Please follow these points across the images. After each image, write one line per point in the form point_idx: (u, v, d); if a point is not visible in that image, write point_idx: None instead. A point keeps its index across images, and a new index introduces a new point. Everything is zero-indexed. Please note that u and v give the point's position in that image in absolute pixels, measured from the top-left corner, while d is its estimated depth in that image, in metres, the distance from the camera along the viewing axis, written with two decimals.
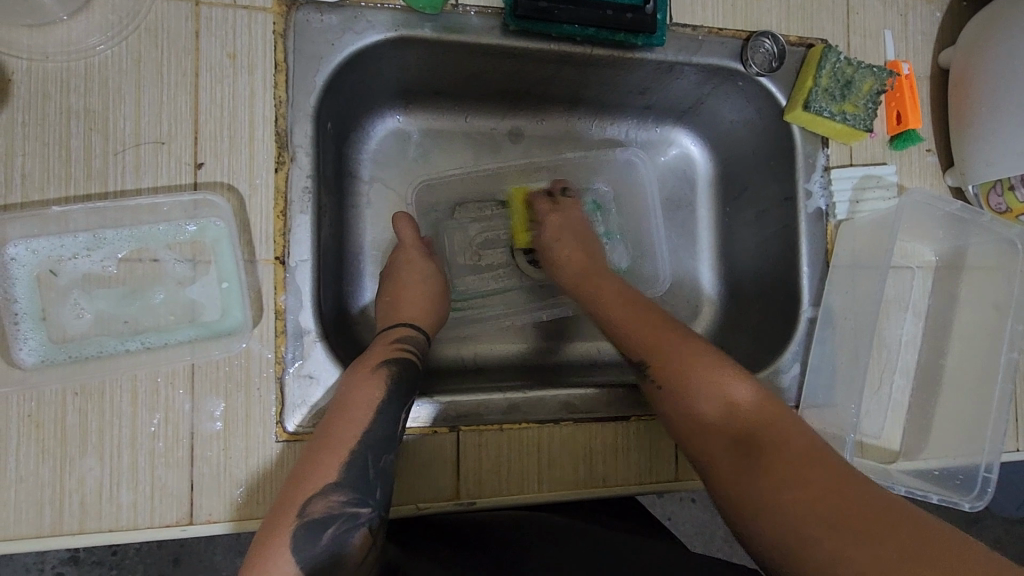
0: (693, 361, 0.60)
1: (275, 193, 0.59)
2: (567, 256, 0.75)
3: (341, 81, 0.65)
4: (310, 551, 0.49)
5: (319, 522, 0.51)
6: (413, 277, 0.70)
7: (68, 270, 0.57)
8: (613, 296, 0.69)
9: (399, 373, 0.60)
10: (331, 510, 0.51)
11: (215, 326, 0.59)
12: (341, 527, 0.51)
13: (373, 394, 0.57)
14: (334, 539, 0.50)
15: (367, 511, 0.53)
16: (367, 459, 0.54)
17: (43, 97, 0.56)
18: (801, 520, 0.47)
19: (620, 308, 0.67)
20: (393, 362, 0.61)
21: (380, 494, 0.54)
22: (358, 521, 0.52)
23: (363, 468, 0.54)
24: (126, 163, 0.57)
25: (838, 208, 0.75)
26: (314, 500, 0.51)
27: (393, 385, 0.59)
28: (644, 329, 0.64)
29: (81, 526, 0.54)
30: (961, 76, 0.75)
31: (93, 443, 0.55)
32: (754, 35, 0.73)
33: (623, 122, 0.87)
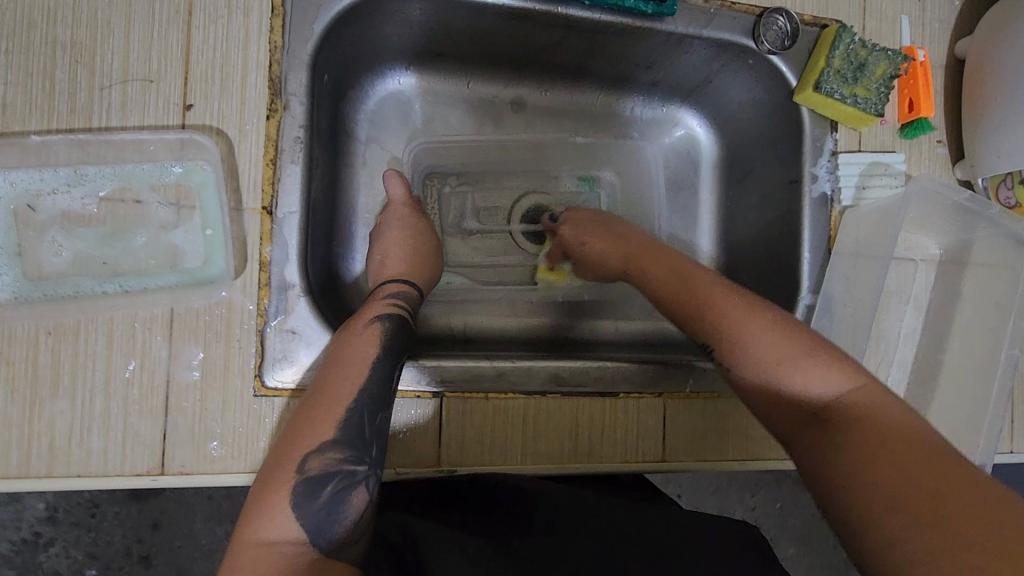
0: (750, 329, 0.56)
1: (265, 141, 0.58)
2: (602, 254, 0.71)
3: (340, 33, 0.63)
4: (307, 508, 0.48)
5: (314, 479, 0.49)
6: (402, 234, 0.68)
7: (46, 206, 0.55)
8: (664, 271, 0.65)
9: (393, 331, 0.59)
10: (327, 467, 0.49)
11: (197, 274, 0.57)
12: (338, 485, 0.49)
13: (367, 350, 0.56)
14: (332, 497, 0.49)
15: (363, 469, 0.51)
16: (362, 417, 0.52)
17: (30, 25, 0.54)
18: (881, 493, 0.42)
19: (674, 282, 0.63)
20: (386, 319, 0.59)
21: (376, 451, 0.52)
22: (355, 479, 0.50)
23: (359, 427, 0.52)
24: (112, 99, 0.55)
25: (845, 193, 0.73)
26: (309, 457, 0.50)
27: (388, 341, 0.58)
28: (698, 299, 0.60)
29: (49, 470, 0.53)
30: (977, 65, 0.73)
31: (65, 385, 0.54)
32: (768, 11, 0.71)
33: (630, 100, 0.85)
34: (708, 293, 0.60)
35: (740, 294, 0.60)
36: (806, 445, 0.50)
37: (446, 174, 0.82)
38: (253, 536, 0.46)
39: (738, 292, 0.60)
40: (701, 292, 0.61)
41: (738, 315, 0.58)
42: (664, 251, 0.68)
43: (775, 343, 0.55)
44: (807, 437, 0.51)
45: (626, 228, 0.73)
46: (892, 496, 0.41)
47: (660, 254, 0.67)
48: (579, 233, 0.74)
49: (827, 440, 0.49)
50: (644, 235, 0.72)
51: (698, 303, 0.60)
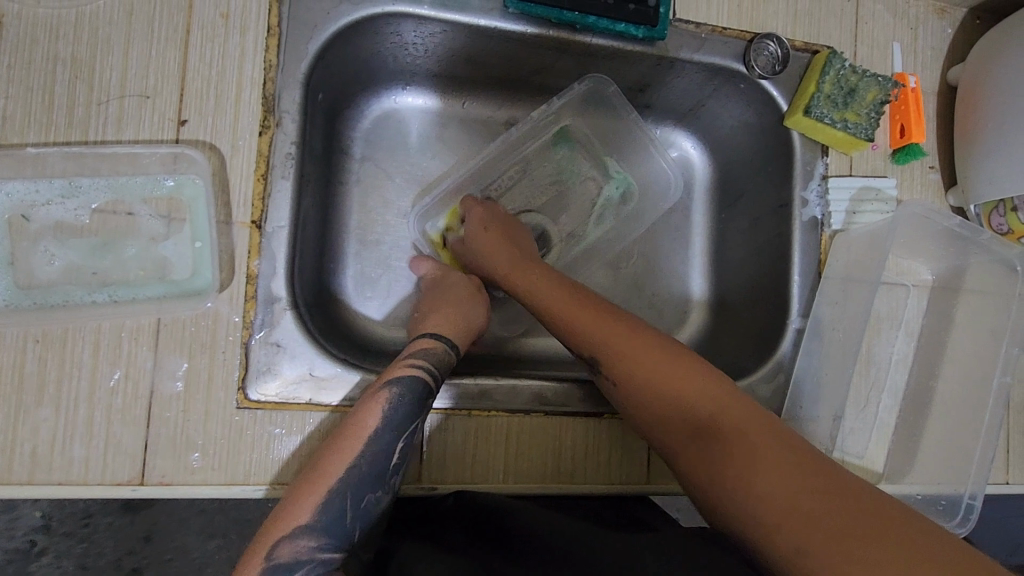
0: (614, 350, 0.60)
1: (258, 157, 0.59)
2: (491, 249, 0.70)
3: (336, 52, 0.64)
4: None
5: (285, 567, 0.48)
6: (443, 299, 0.69)
7: (40, 216, 0.57)
8: (540, 283, 0.66)
9: (400, 397, 0.57)
10: (298, 555, 0.49)
11: (185, 285, 0.58)
12: (309, 573, 0.49)
13: (368, 423, 0.55)
14: None
15: (339, 557, 0.51)
16: (347, 501, 0.52)
17: (31, 42, 0.56)
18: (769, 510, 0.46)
19: (553, 301, 0.65)
20: (394, 382, 0.57)
21: (358, 534, 0.53)
22: (330, 568, 0.50)
23: (342, 509, 0.51)
24: (108, 114, 0.57)
25: (834, 218, 0.73)
26: (282, 543, 0.49)
27: (393, 413, 0.56)
28: (573, 317, 0.63)
29: (31, 477, 0.53)
30: (968, 92, 0.73)
31: (50, 394, 0.54)
32: (759, 37, 0.72)
33: (595, 76, 0.75)
34: (577, 312, 0.63)
35: (604, 310, 0.63)
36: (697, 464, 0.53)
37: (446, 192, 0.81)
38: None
39: (598, 311, 0.63)
40: (570, 308, 0.63)
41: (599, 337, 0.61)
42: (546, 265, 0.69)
43: (651, 367, 0.58)
44: (695, 460, 0.53)
45: (521, 235, 0.73)
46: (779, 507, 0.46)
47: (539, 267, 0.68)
48: (476, 231, 0.71)
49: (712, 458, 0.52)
50: (531, 250, 0.72)
51: (572, 322, 0.63)
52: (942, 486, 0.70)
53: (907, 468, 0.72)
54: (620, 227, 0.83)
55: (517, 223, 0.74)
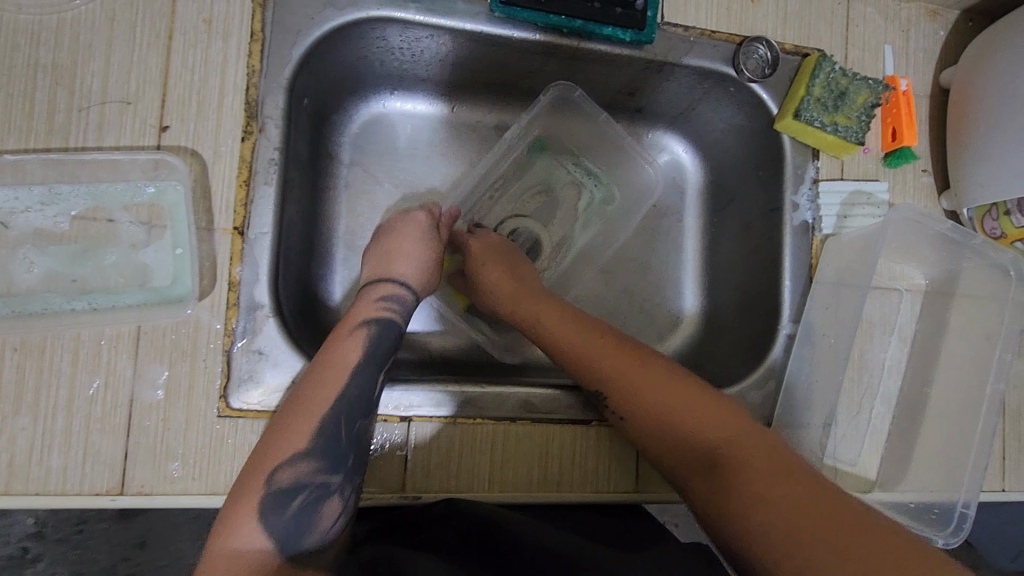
0: (628, 376, 0.60)
1: (240, 162, 0.58)
2: (494, 278, 0.69)
3: (321, 57, 0.64)
4: (278, 516, 0.48)
5: (286, 490, 0.49)
6: (409, 239, 0.66)
7: (20, 223, 0.56)
8: (550, 314, 0.65)
9: (378, 334, 0.59)
10: (298, 479, 0.50)
11: (166, 292, 0.58)
12: (308, 498, 0.49)
13: (349, 355, 0.56)
14: (301, 510, 0.49)
15: (338, 480, 0.51)
16: (339, 429, 0.52)
17: (12, 48, 0.56)
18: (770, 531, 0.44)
19: (561, 332, 0.64)
20: (371, 321, 0.59)
21: (353, 459, 0.53)
22: (329, 489, 0.51)
23: (334, 437, 0.52)
24: (89, 120, 0.57)
25: (825, 222, 0.72)
26: (281, 467, 0.50)
27: (374, 345, 0.58)
28: (587, 347, 0.62)
29: (8, 487, 0.53)
30: (960, 94, 0.72)
31: (28, 403, 0.54)
32: (749, 40, 0.71)
33: (555, 84, 0.74)
34: (590, 343, 0.63)
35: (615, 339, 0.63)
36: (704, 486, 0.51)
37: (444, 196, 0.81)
38: (225, 545, 0.46)
39: (609, 339, 0.63)
40: (581, 338, 0.63)
41: (613, 362, 0.61)
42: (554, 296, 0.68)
43: (659, 394, 0.58)
44: (703, 483, 0.52)
45: (527, 269, 0.71)
46: (782, 530, 0.43)
47: (547, 298, 0.68)
48: (480, 256, 0.71)
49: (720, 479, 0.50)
50: (537, 282, 0.71)
51: (581, 350, 0.62)
52: (935, 494, 0.69)
53: (900, 475, 0.71)
54: (608, 231, 0.83)
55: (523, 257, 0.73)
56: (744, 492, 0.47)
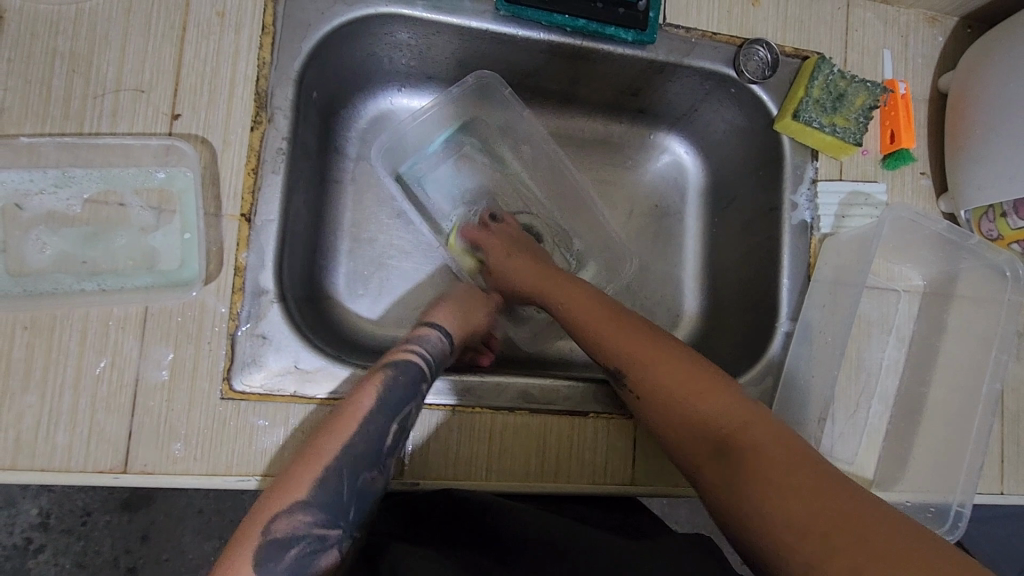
0: (653, 361, 0.59)
1: (248, 151, 0.60)
2: (518, 266, 0.72)
3: (330, 52, 0.65)
4: (270, 569, 0.47)
5: (280, 542, 0.48)
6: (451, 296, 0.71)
7: (32, 205, 0.58)
8: (577, 301, 0.66)
9: (393, 381, 0.59)
10: (296, 531, 0.49)
11: (173, 276, 0.59)
12: (305, 549, 0.49)
13: (362, 402, 0.56)
14: (295, 562, 0.48)
15: (336, 534, 0.51)
16: (342, 480, 0.52)
17: (31, 36, 0.58)
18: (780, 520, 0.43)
19: (587, 318, 0.65)
20: (387, 369, 0.60)
21: (353, 514, 0.53)
22: (325, 544, 0.50)
23: (337, 488, 0.52)
24: (104, 107, 0.58)
25: (824, 221, 0.73)
26: (280, 518, 0.49)
27: (388, 392, 0.58)
28: (610, 333, 0.63)
29: (14, 463, 0.54)
30: (958, 98, 0.73)
31: (36, 380, 0.55)
32: (749, 42, 0.73)
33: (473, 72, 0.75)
34: (616, 329, 0.63)
35: (643, 327, 0.63)
36: (711, 472, 0.50)
37: (450, 193, 0.84)
38: None
39: (633, 326, 0.63)
40: (604, 324, 0.63)
41: (638, 345, 0.61)
42: (577, 282, 0.69)
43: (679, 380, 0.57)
44: (714, 468, 0.50)
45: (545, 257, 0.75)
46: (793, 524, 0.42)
47: (568, 286, 0.68)
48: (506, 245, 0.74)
49: (734, 468, 0.48)
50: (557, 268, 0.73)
51: (603, 335, 0.63)
52: (931, 494, 0.69)
53: (897, 476, 0.72)
54: None
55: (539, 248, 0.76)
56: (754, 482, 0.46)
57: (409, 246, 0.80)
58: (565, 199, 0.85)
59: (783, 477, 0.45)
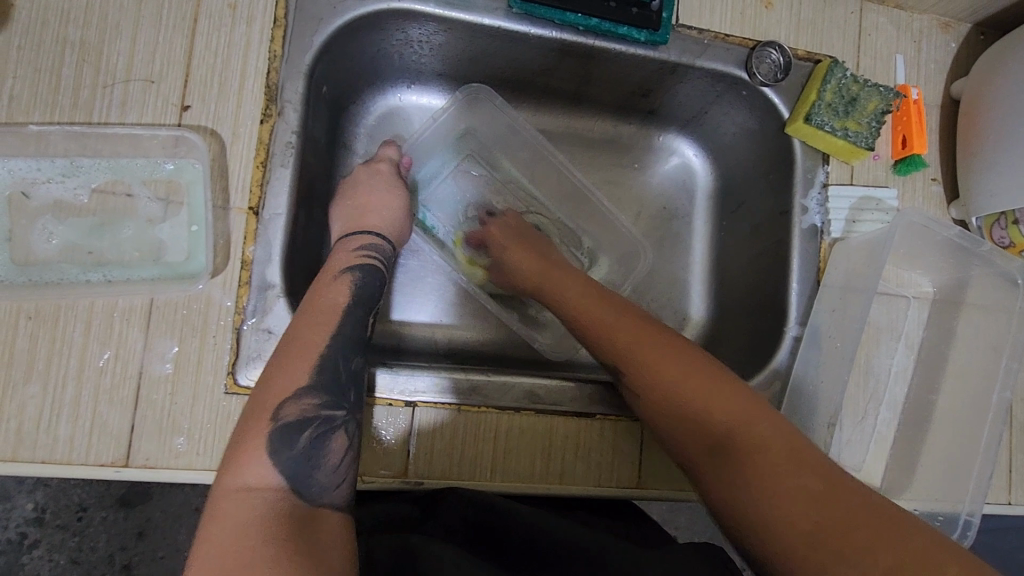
0: (653, 360, 0.59)
1: (258, 144, 0.59)
2: (518, 263, 0.73)
3: (341, 46, 0.65)
4: (287, 452, 0.48)
5: (292, 425, 0.50)
6: (377, 191, 0.68)
7: (39, 194, 0.58)
8: (575, 296, 0.66)
9: (363, 280, 0.61)
10: (305, 413, 0.51)
11: (179, 268, 0.59)
12: (317, 430, 0.51)
13: (336, 298, 0.58)
14: (312, 440, 0.50)
15: (341, 414, 0.53)
16: (337, 364, 0.54)
17: (42, 25, 0.57)
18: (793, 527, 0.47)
19: (584, 314, 0.64)
20: (357, 270, 0.61)
21: (353, 396, 0.55)
22: (333, 424, 0.52)
23: (334, 371, 0.54)
24: (113, 97, 0.58)
25: (834, 226, 0.73)
26: (286, 404, 0.50)
27: (360, 288, 0.60)
28: (608, 329, 0.62)
29: (15, 454, 0.53)
30: (971, 104, 0.73)
31: (38, 370, 0.54)
32: (761, 44, 0.72)
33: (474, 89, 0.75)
34: (613, 323, 0.62)
35: (641, 319, 0.63)
36: (716, 472, 0.53)
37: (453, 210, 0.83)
38: (235, 483, 0.45)
39: (632, 320, 0.62)
40: (602, 320, 0.63)
41: (636, 341, 0.60)
42: (576, 275, 0.69)
43: (678, 379, 0.57)
44: (716, 470, 0.53)
45: (546, 247, 0.75)
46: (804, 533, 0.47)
47: (569, 280, 0.69)
48: (504, 242, 0.75)
49: (736, 475, 0.51)
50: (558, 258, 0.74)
51: (601, 330, 0.63)
52: (939, 502, 0.69)
53: (904, 484, 0.71)
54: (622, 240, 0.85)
55: (541, 237, 0.77)
56: (765, 492, 0.49)
57: (419, 245, 0.79)
58: (573, 199, 0.84)
59: (798, 483, 0.48)
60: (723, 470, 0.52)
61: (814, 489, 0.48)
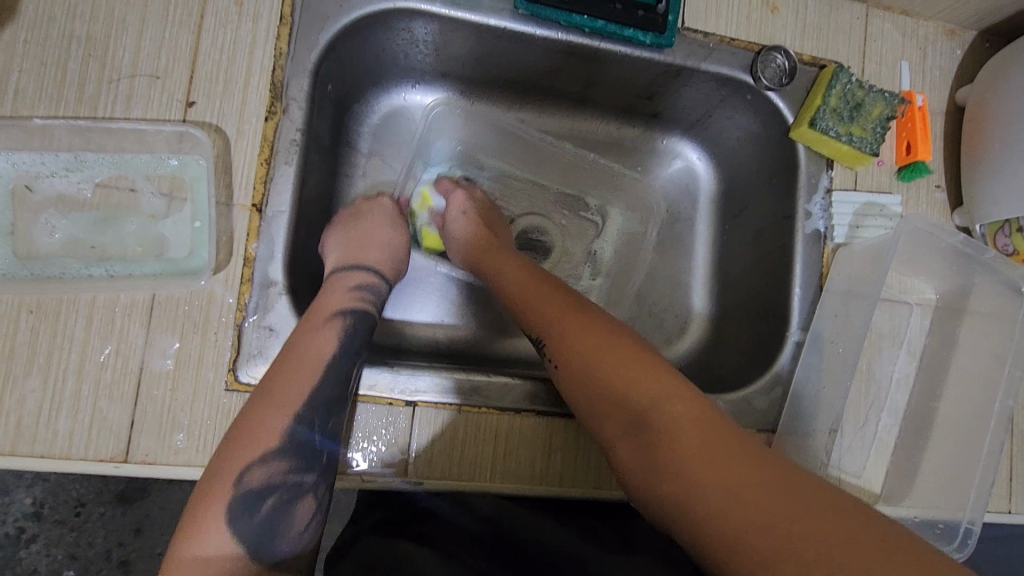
0: (581, 338, 0.57)
1: (262, 141, 0.59)
2: (472, 233, 0.71)
3: (346, 45, 0.65)
4: (247, 522, 0.50)
5: (255, 493, 0.51)
6: (377, 232, 0.68)
7: (43, 187, 0.58)
8: (512, 275, 0.66)
9: (353, 328, 0.60)
10: (271, 479, 0.51)
11: (182, 264, 0.59)
12: (281, 496, 0.52)
13: (324, 348, 0.57)
14: (274, 509, 0.51)
15: (310, 479, 0.53)
16: (313, 423, 0.54)
17: (49, 19, 0.57)
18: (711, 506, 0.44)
19: (521, 291, 0.64)
20: (348, 315, 0.60)
21: (325, 456, 0.55)
22: (299, 489, 0.53)
23: (308, 432, 0.54)
24: (118, 92, 0.58)
25: (837, 231, 0.73)
26: (252, 468, 0.51)
27: (348, 339, 0.59)
28: (539, 307, 0.61)
29: (14, 448, 0.53)
30: (976, 111, 0.73)
31: (39, 364, 0.54)
32: (767, 49, 0.72)
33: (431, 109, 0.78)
34: (545, 302, 0.62)
35: (573, 299, 0.62)
36: (631, 449, 0.51)
37: None
38: (191, 550, 0.47)
39: (564, 299, 0.62)
40: (536, 297, 0.62)
41: (564, 318, 0.59)
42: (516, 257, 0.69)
43: (603, 358, 0.55)
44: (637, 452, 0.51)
45: (501, 226, 0.75)
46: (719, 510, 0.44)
47: (508, 259, 0.68)
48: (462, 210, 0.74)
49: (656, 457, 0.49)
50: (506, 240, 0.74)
51: (533, 308, 0.62)
52: (939, 510, 0.68)
53: (905, 492, 0.71)
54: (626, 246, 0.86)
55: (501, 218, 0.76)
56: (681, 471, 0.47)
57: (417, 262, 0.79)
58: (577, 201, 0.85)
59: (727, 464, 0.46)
60: (642, 451, 0.50)
61: (734, 467, 0.46)
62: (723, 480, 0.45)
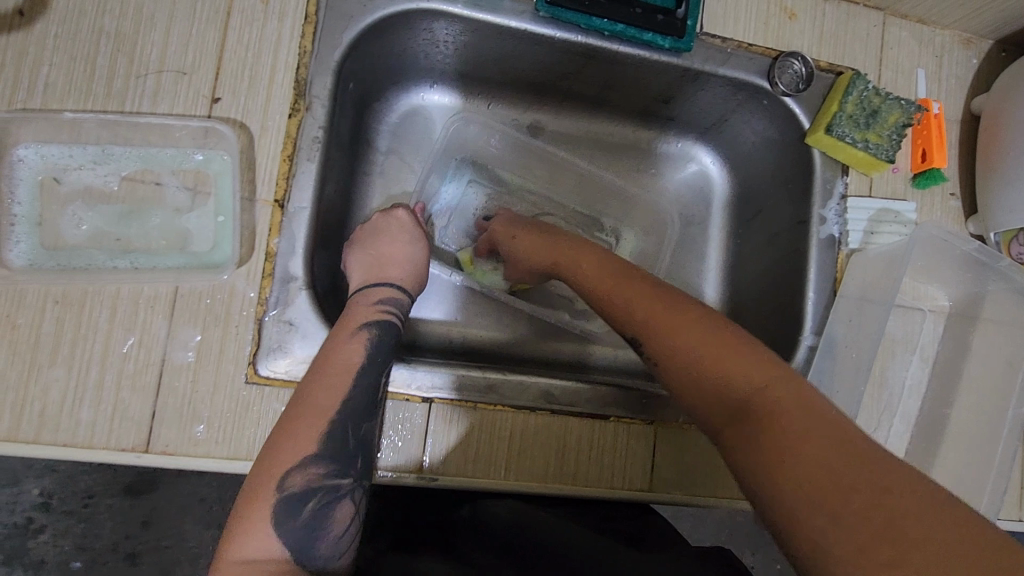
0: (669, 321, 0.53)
1: (285, 138, 0.60)
2: (526, 248, 0.70)
3: (369, 44, 0.66)
4: (290, 525, 0.49)
5: (296, 496, 0.50)
6: (395, 242, 0.68)
7: (71, 179, 0.59)
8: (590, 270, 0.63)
9: (380, 337, 0.60)
10: (309, 483, 0.50)
11: (205, 257, 0.60)
12: (321, 500, 0.50)
13: (352, 357, 0.57)
14: (315, 513, 0.50)
15: (348, 483, 0.52)
16: (345, 430, 0.54)
17: (79, 14, 0.58)
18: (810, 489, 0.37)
19: (600, 283, 0.60)
20: (375, 326, 0.60)
21: (361, 463, 0.54)
22: (339, 493, 0.52)
23: (343, 439, 0.53)
24: (145, 87, 0.59)
25: (852, 237, 0.73)
26: (292, 472, 0.50)
27: (375, 348, 0.58)
28: (622, 296, 0.57)
29: (37, 436, 0.54)
30: (992, 120, 0.73)
31: (63, 354, 0.55)
32: (785, 54, 0.73)
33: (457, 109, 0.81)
34: (625, 289, 0.58)
35: (658, 285, 0.57)
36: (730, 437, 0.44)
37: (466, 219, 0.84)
38: (235, 555, 0.46)
39: (649, 287, 0.57)
40: (617, 286, 0.59)
41: (648, 303, 0.55)
42: (594, 250, 0.65)
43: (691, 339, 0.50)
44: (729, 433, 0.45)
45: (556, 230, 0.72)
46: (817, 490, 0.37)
47: (585, 254, 0.65)
48: (511, 231, 0.73)
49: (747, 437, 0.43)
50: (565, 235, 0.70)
51: (613, 296, 0.58)
52: None
53: None
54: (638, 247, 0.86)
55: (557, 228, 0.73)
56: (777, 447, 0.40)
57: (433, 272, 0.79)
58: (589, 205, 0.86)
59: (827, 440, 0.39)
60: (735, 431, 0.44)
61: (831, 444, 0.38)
62: (820, 461, 0.38)
